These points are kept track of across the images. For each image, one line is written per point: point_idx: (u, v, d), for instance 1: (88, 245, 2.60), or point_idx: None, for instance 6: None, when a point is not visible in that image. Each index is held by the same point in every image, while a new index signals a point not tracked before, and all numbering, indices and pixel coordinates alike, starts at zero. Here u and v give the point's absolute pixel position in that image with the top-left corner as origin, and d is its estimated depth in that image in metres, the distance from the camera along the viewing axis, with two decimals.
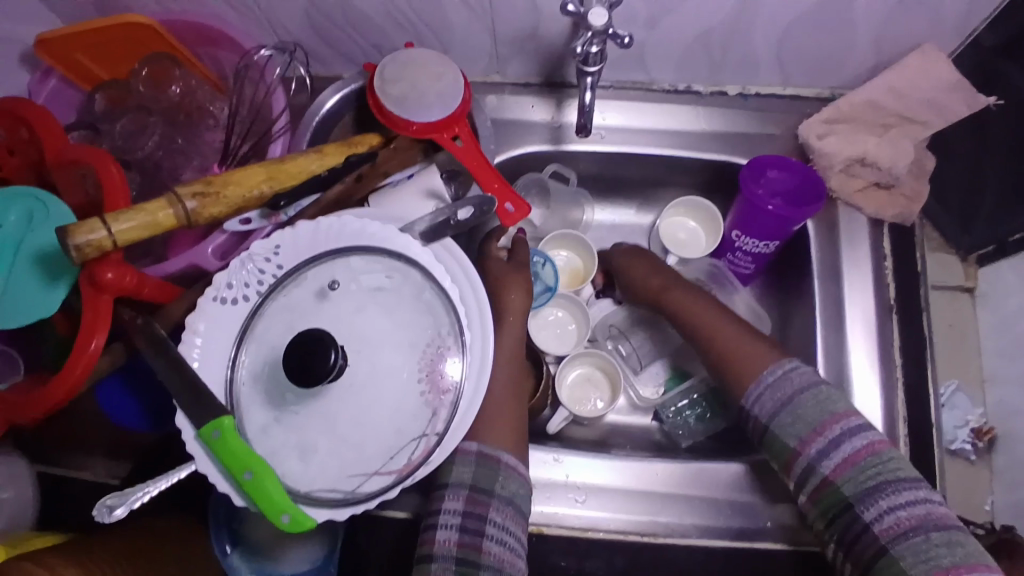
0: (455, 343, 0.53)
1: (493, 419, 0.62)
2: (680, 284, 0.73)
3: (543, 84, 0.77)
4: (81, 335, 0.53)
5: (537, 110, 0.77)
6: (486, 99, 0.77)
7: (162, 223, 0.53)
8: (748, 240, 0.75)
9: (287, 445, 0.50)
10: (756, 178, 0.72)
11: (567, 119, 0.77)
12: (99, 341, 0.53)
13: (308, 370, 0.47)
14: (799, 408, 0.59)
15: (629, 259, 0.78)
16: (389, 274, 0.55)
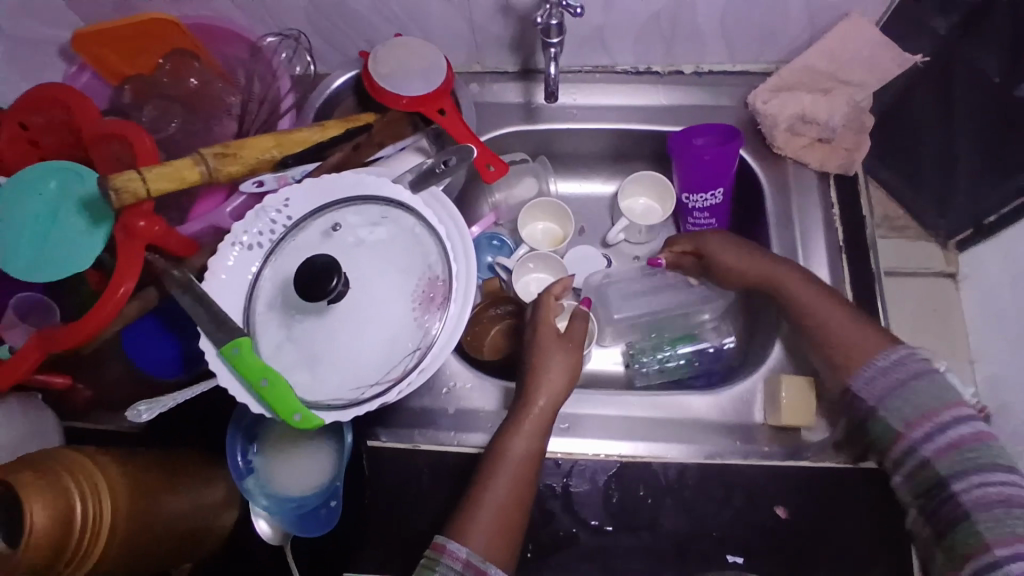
0: (443, 272, 0.61)
1: (491, 522, 0.60)
2: (783, 266, 0.73)
3: (518, 72, 0.86)
4: (114, 278, 0.60)
5: (512, 93, 0.86)
6: (470, 86, 0.87)
7: (188, 177, 0.61)
8: (697, 196, 0.83)
9: (297, 360, 0.58)
10: (685, 143, 0.81)
11: (538, 100, 0.86)
12: (128, 284, 0.60)
13: (317, 288, 0.55)
14: (909, 392, 0.63)
15: (719, 243, 0.77)
16: (385, 214, 0.63)
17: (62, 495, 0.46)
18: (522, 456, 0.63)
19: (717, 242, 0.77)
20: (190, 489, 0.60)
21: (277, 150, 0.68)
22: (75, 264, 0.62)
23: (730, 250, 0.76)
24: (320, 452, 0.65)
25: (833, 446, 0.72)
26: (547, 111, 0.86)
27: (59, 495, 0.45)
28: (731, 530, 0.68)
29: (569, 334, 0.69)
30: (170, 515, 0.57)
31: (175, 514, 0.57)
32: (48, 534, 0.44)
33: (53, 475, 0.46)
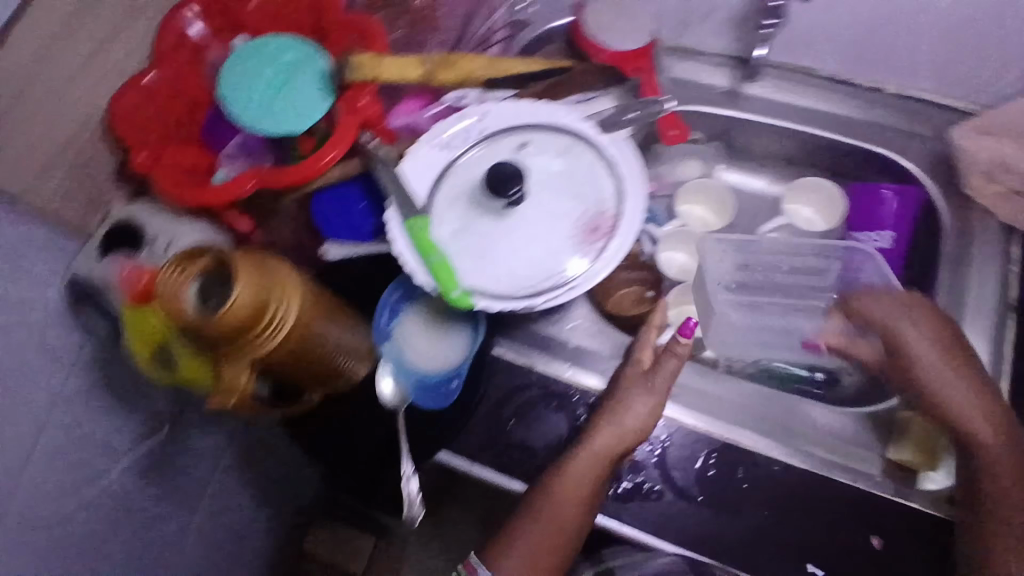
0: (611, 210, 0.64)
1: (541, 538, 0.68)
2: (937, 333, 0.69)
3: (734, 58, 0.86)
4: (326, 145, 0.69)
5: (716, 76, 0.86)
6: (670, 59, 0.87)
7: (411, 73, 0.67)
8: (864, 235, 0.83)
9: (464, 250, 0.64)
10: (865, 189, 0.83)
11: (747, 88, 0.86)
12: (336, 153, 0.69)
13: (500, 189, 0.61)
14: (1002, 413, 0.66)
15: (875, 302, 0.72)
16: (572, 145, 0.67)
17: (260, 286, 0.53)
18: (584, 493, 0.67)
19: (877, 315, 0.72)
20: (340, 331, 0.67)
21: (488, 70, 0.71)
22: (297, 127, 0.72)
23: (883, 323, 0.71)
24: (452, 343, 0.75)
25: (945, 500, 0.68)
26: (753, 93, 0.85)
27: (257, 285, 0.52)
28: (805, 539, 0.67)
29: (657, 368, 0.71)
30: (321, 344, 0.64)
31: (325, 344, 0.64)
32: (241, 311, 0.51)
33: (257, 267, 0.53)
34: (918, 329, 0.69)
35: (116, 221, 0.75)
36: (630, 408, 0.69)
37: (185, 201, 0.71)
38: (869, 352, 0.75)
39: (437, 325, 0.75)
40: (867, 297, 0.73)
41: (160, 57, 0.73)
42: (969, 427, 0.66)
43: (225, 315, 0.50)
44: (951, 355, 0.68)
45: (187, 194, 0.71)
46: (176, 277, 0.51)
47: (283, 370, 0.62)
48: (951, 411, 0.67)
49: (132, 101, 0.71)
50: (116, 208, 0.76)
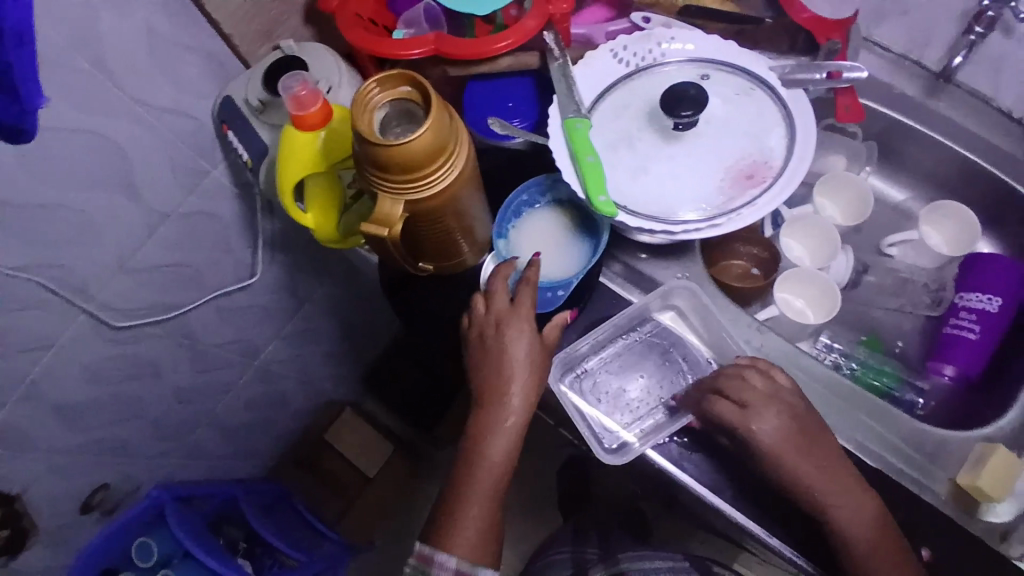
0: (774, 160, 0.63)
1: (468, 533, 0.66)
2: (777, 427, 0.64)
3: (931, 71, 0.84)
4: (501, 33, 0.69)
5: (907, 83, 0.84)
6: (861, 54, 0.85)
7: None
8: (970, 295, 0.79)
9: (617, 162, 0.65)
10: (977, 262, 0.79)
11: (933, 102, 0.84)
12: (506, 44, 0.69)
13: (673, 109, 0.61)
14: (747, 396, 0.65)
15: (757, 396, 0.65)
16: (751, 90, 0.66)
17: (444, 130, 0.53)
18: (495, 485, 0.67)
19: (722, 417, 0.65)
20: (479, 212, 0.67)
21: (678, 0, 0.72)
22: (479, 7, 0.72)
23: (739, 404, 0.65)
24: (574, 257, 0.72)
25: (999, 536, 0.68)
26: (944, 101, 0.84)
27: (442, 129, 0.53)
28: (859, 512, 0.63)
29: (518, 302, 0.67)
30: (463, 216, 0.64)
31: (465, 218, 0.65)
32: (422, 148, 0.52)
33: (445, 113, 0.53)
34: (765, 418, 0.64)
35: (284, 55, 0.78)
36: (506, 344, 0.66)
37: (356, 44, 0.71)
38: (728, 438, 0.67)
39: (569, 235, 0.73)
40: (730, 384, 0.66)
41: None
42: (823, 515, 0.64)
43: (409, 146, 0.50)
44: (804, 430, 0.65)
45: (358, 37, 0.71)
46: (371, 95, 0.52)
47: (420, 230, 0.62)
48: (814, 508, 0.64)
49: None
50: (287, 43, 0.79)
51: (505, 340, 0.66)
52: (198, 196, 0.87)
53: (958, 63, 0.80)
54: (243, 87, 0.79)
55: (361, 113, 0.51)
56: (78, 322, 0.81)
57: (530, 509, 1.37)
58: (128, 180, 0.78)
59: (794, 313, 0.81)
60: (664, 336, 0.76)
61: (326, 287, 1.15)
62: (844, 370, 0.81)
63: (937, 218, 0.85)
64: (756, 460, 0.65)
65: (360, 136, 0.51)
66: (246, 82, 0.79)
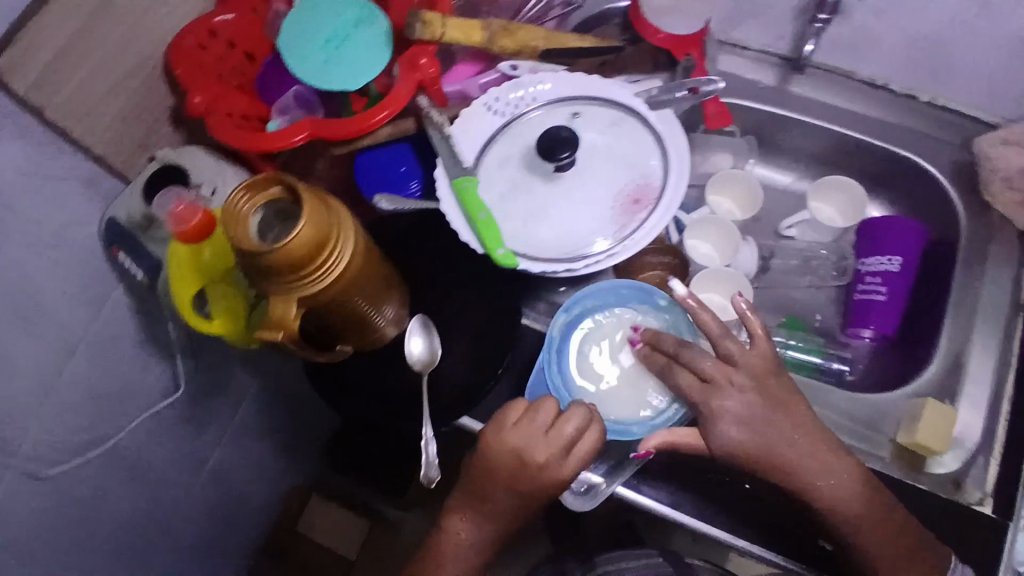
0: (655, 182, 0.67)
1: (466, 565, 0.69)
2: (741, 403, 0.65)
3: (782, 60, 0.88)
4: (378, 105, 0.70)
5: (763, 74, 0.89)
6: (721, 57, 0.89)
7: (474, 36, 0.69)
8: (871, 259, 0.83)
9: (512, 212, 0.66)
10: (876, 227, 0.83)
11: (792, 88, 0.88)
12: (383, 115, 0.69)
13: (551, 153, 0.63)
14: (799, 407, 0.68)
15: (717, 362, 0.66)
16: (622, 119, 0.69)
17: (323, 223, 0.52)
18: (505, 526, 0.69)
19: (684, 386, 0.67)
20: (382, 285, 0.66)
21: (540, 44, 0.73)
22: (341, 84, 0.76)
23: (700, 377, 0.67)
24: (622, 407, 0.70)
25: (952, 484, 0.71)
26: (801, 83, 0.88)
27: (321, 223, 0.52)
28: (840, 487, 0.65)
29: (574, 450, 0.64)
30: (367, 292, 0.64)
31: (370, 295, 0.64)
32: (303, 246, 0.51)
33: (322, 205, 0.53)
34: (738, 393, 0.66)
35: (162, 164, 0.75)
36: (550, 475, 0.65)
37: (233, 144, 0.71)
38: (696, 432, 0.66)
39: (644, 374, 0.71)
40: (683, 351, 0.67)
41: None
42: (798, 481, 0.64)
43: (290, 247, 0.50)
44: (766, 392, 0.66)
45: (236, 135, 0.71)
46: (240, 203, 0.51)
47: (324, 317, 0.62)
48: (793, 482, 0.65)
49: (193, 42, 0.74)
50: (161, 152, 0.76)
51: (548, 468, 0.64)
52: (102, 322, 0.83)
53: (810, 52, 0.83)
54: (128, 204, 0.77)
55: (233, 223, 0.50)
56: None
57: (516, 549, 1.35)
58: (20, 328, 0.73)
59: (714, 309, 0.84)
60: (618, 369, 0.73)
61: (261, 378, 1.11)
62: None
63: (826, 197, 0.89)
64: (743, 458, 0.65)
65: (237, 247, 0.50)
66: (130, 200, 0.76)
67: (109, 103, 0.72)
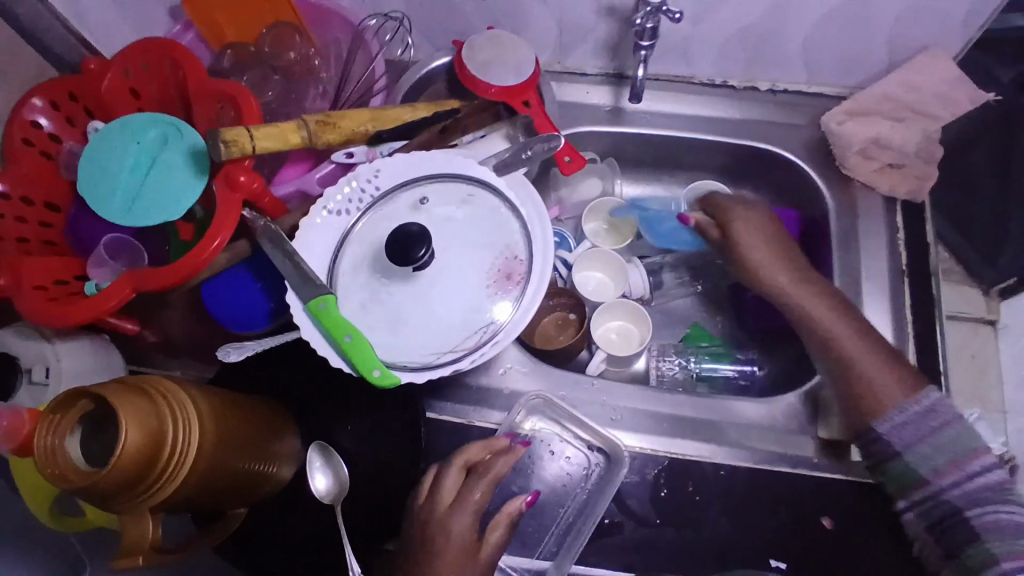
0: (521, 250, 0.64)
1: None
2: (762, 241, 0.73)
3: (609, 73, 0.87)
4: (208, 231, 0.62)
5: (601, 94, 0.88)
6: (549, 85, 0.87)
7: (292, 139, 0.65)
8: None
9: (378, 320, 0.61)
10: None
11: (623, 105, 0.88)
12: (219, 241, 0.62)
13: (406, 253, 0.59)
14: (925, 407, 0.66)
15: (747, 225, 0.74)
16: (472, 194, 0.65)
17: (149, 417, 0.45)
18: None
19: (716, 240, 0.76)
20: (260, 437, 0.60)
21: (366, 130, 0.70)
22: (162, 217, 0.68)
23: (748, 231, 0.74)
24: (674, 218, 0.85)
25: None
26: (631, 106, 0.87)
27: (148, 419, 0.45)
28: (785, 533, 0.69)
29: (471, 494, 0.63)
30: (244, 454, 0.57)
31: (249, 453, 0.58)
32: (138, 450, 0.44)
33: (144, 398, 0.46)
34: (750, 240, 0.73)
35: None
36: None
37: (51, 323, 0.62)
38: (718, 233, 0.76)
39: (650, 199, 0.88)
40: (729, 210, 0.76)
41: (13, 156, 0.69)
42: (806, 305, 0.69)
43: (117, 466, 0.42)
44: (775, 246, 0.73)
45: (50, 313, 0.62)
46: (48, 434, 0.44)
47: (201, 500, 0.54)
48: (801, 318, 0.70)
49: None
50: None
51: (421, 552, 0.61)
52: None
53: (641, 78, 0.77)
54: None
55: (49, 458, 0.43)
56: None
57: None
58: None
59: (614, 333, 0.83)
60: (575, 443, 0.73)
61: None
62: (685, 376, 0.83)
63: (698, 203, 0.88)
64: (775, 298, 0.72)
65: (62, 483, 0.43)
66: None
67: None
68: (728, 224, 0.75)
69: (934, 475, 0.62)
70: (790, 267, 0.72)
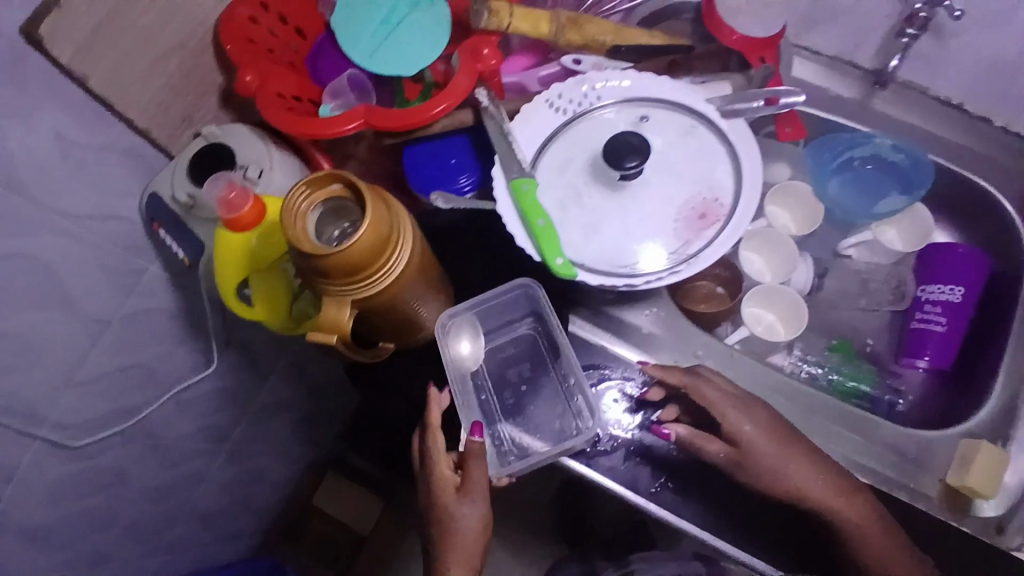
0: (725, 194, 0.63)
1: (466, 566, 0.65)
2: (759, 421, 0.65)
3: (865, 69, 0.85)
4: (434, 97, 0.66)
5: (845, 85, 0.85)
6: (793, 61, 0.86)
7: (539, 27, 0.67)
8: (932, 288, 0.80)
9: (573, 219, 0.63)
10: (939, 256, 0.80)
11: (871, 103, 0.85)
12: (442, 108, 0.66)
13: (618, 161, 0.60)
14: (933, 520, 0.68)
15: (733, 409, 0.65)
16: (692, 127, 0.65)
17: (384, 222, 0.50)
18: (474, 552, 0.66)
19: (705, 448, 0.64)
20: (428, 290, 0.64)
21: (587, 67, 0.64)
22: (388, 70, 0.73)
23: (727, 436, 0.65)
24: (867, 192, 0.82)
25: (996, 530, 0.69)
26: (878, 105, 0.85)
27: (383, 223, 0.50)
28: None
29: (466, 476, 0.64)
30: (418, 297, 0.62)
31: (420, 299, 0.63)
32: (370, 243, 0.49)
33: (383, 205, 0.51)
34: (746, 421, 0.65)
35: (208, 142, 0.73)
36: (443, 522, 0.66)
37: (285, 129, 0.68)
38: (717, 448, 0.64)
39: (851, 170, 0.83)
40: (712, 397, 0.65)
41: None
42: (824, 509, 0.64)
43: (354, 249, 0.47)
44: (783, 438, 0.65)
45: (284, 121, 0.68)
46: (304, 201, 0.49)
47: (372, 318, 0.60)
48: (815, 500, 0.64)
49: (246, 13, 0.71)
50: (208, 128, 0.73)
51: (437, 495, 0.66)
52: (138, 297, 0.79)
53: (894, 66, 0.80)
54: (169, 179, 0.73)
55: (294, 222, 0.48)
56: (28, 453, 0.76)
57: (520, 556, 1.20)
58: (60, 291, 0.71)
59: (761, 325, 0.81)
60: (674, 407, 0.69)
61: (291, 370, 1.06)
62: (821, 382, 0.81)
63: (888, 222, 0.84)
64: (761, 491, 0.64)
65: (301, 246, 0.47)
66: (171, 173, 0.73)
67: (156, 72, 0.70)
68: (746, 470, 0.64)
69: None
70: (812, 461, 0.65)
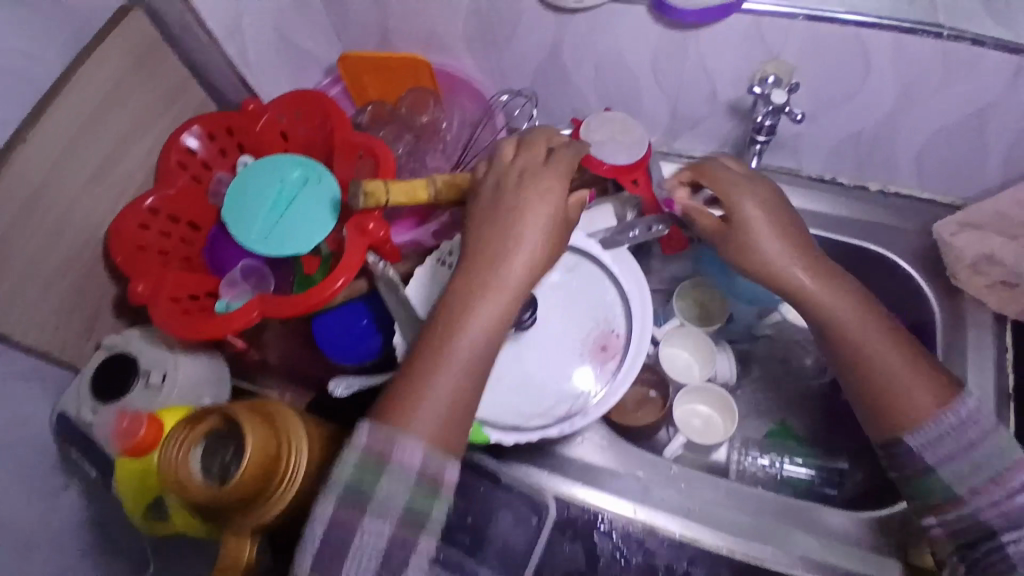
0: (621, 323, 0.65)
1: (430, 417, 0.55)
2: (760, 198, 0.68)
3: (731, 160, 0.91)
4: (332, 272, 0.68)
5: None
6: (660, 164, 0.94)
7: (418, 195, 0.70)
8: None
9: (477, 376, 0.63)
10: None
11: None
12: (342, 281, 0.67)
13: (512, 313, 0.61)
14: (972, 456, 0.58)
15: (725, 181, 0.69)
16: (578, 263, 0.68)
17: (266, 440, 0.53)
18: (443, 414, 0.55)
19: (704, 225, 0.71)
20: None
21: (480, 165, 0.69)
22: (284, 250, 0.75)
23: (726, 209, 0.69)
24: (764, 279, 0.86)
25: None
26: None
27: (268, 444, 0.52)
28: None
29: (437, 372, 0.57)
30: None
31: None
32: (254, 468, 0.51)
33: (265, 424, 0.54)
34: (750, 195, 0.68)
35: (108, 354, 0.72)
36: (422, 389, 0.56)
37: (183, 334, 0.68)
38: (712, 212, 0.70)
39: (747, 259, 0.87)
40: (710, 165, 0.70)
41: (163, 174, 0.76)
42: (828, 314, 0.65)
43: (238, 479, 0.50)
44: (789, 234, 0.67)
45: (181, 325, 0.69)
46: (182, 444, 0.52)
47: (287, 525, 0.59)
48: (811, 282, 0.66)
49: (134, 225, 0.74)
50: (107, 339, 0.73)
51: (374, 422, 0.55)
52: (62, 514, 0.78)
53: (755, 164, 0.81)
54: (74, 399, 0.72)
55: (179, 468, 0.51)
56: None
57: None
58: None
59: (699, 420, 0.82)
60: (616, 536, 0.70)
61: None
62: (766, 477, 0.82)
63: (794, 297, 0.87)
64: (793, 270, 0.66)
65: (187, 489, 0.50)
66: (76, 394, 0.72)
67: (48, 296, 0.69)
68: (739, 235, 0.67)
69: (971, 493, 0.58)
70: (804, 247, 0.66)
